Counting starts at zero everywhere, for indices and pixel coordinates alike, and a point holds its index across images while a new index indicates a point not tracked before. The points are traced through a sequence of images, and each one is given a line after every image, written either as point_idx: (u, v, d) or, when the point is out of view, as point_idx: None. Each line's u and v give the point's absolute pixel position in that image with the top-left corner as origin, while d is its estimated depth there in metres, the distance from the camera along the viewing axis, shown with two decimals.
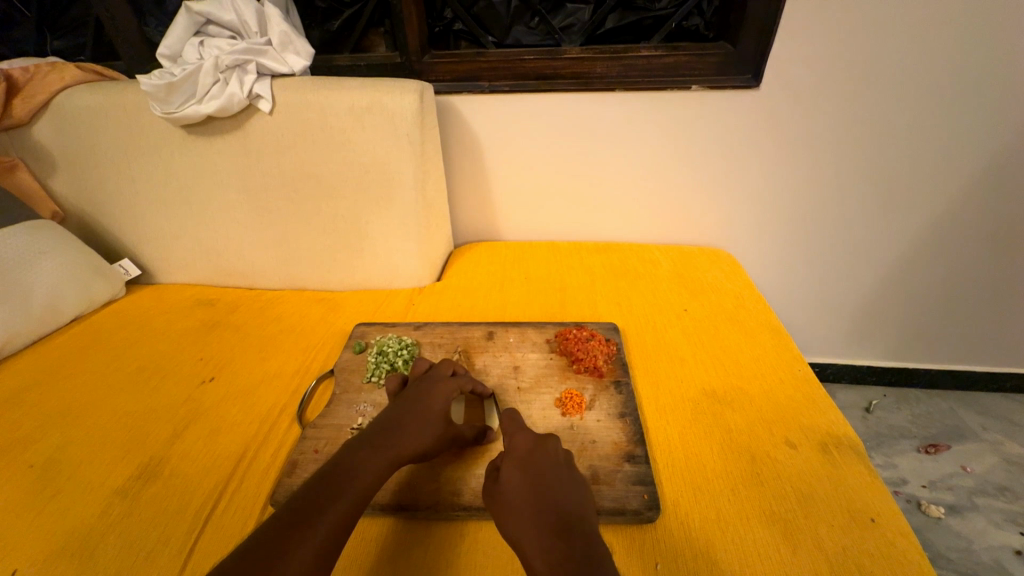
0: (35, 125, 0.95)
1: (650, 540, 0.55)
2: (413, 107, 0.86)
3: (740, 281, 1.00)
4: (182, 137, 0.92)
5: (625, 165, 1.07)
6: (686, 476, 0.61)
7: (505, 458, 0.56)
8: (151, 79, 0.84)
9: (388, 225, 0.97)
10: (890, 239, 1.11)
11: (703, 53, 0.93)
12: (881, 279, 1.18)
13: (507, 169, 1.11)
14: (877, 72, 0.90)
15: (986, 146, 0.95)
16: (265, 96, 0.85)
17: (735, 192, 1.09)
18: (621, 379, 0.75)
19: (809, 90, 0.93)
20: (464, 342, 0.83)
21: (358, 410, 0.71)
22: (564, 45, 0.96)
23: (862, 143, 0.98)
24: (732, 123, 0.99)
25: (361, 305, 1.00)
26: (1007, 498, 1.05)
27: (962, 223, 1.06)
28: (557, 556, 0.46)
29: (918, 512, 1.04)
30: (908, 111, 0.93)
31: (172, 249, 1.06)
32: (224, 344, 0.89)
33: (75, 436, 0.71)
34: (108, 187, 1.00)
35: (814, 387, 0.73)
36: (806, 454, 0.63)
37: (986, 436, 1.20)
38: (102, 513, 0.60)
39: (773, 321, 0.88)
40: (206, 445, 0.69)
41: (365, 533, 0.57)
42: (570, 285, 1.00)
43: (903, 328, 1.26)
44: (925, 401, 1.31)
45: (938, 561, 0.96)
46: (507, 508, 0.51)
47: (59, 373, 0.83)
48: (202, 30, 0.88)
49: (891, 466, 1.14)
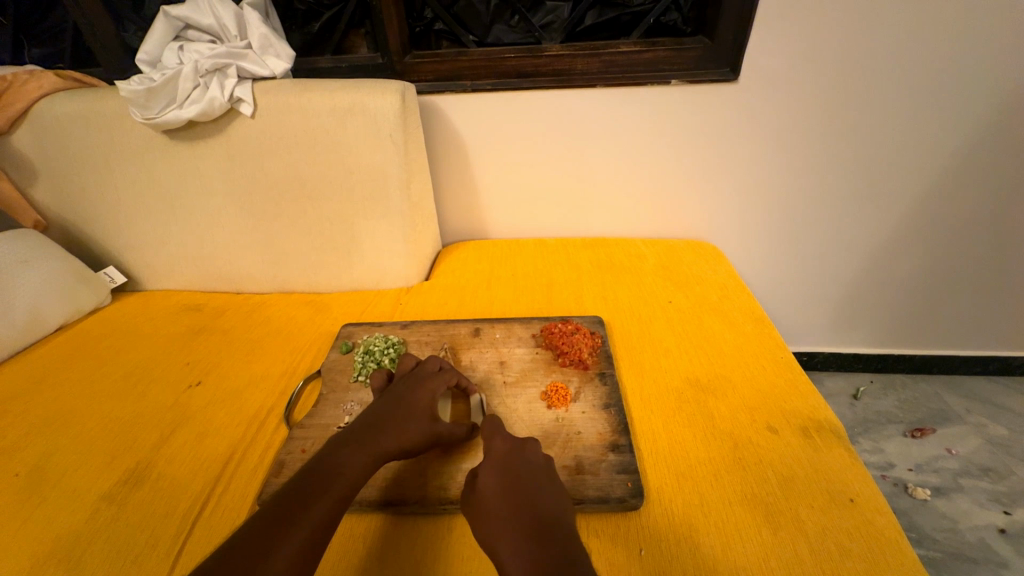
0: (13, 133, 0.95)
1: (635, 527, 0.56)
2: (395, 108, 0.87)
3: (725, 272, 1.01)
4: (164, 143, 0.92)
5: (608, 159, 1.08)
6: (670, 463, 0.62)
7: (481, 463, 0.54)
8: (130, 85, 0.83)
9: (374, 225, 0.97)
10: (874, 226, 1.12)
11: (681, 48, 0.94)
12: (866, 267, 1.20)
13: (492, 167, 1.11)
14: (855, 63, 0.91)
15: (970, 129, 0.96)
16: (246, 100, 0.86)
17: (719, 184, 1.10)
18: (606, 370, 0.76)
19: (789, 82, 0.95)
20: (451, 340, 0.83)
21: (346, 409, 0.71)
22: (545, 42, 0.96)
23: (845, 131, 1.00)
24: (713, 118, 1.00)
25: (350, 305, 1.00)
26: (990, 478, 1.08)
27: (944, 210, 1.08)
28: (526, 553, 0.45)
29: (904, 494, 1.06)
30: (891, 97, 0.95)
31: (158, 254, 1.05)
32: (211, 348, 0.89)
33: (62, 443, 0.71)
34: (91, 194, 0.99)
35: (796, 373, 0.75)
36: (787, 438, 0.64)
37: (970, 418, 1.23)
38: (89, 519, 0.60)
39: (758, 311, 0.89)
40: (194, 448, 0.69)
41: (353, 530, 0.57)
42: (556, 281, 1.01)
43: (890, 315, 1.28)
44: (911, 387, 1.33)
45: (923, 542, 0.98)
46: (481, 513, 0.50)
47: (45, 381, 0.83)
48: (181, 35, 0.88)
49: (878, 450, 1.16)
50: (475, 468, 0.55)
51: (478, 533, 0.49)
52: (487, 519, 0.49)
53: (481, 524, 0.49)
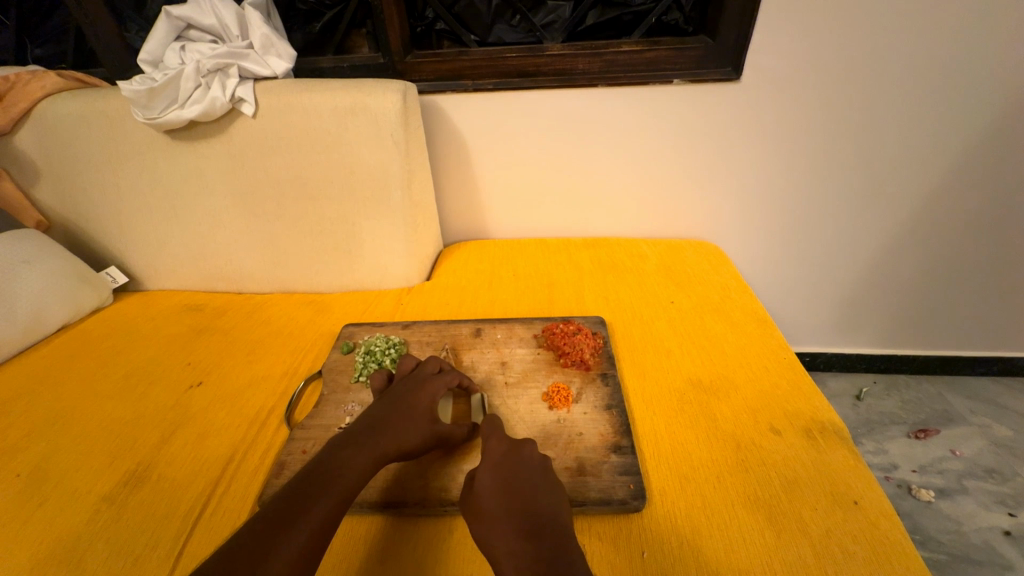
0: (17, 133, 0.95)
1: (636, 529, 0.55)
2: (396, 107, 0.86)
3: (727, 272, 1.01)
4: (166, 142, 0.92)
5: (609, 159, 1.08)
6: (673, 466, 0.62)
7: (479, 465, 0.54)
8: (132, 85, 0.83)
9: (375, 225, 0.97)
10: (879, 226, 1.12)
11: (683, 47, 0.93)
12: (870, 267, 1.19)
13: (493, 167, 1.11)
14: (858, 63, 0.91)
15: (976, 128, 0.96)
16: (247, 100, 0.86)
17: (722, 183, 1.09)
18: (607, 371, 0.75)
19: (792, 81, 0.94)
20: (452, 340, 0.83)
21: (346, 410, 0.71)
22: (546, 41, 0.96)
23: (849, 131, 0.99)
24: (716, 117, 1.00)
25: (351, 306, 1.00)
26: (995, 479, 1.07)
27: (949, 210, 1.07)
28: (527, 556, 0.44)
29: (908, 496, 1.06)
30: (895, 97, 0.94)
31: (159, 254, 1.05)
32: (213, 348, 0.89)
33: (63, 443, 0.71)
34: (93, 194, 0.99)
35: (800, 374, 0.74)
36: (790, 440, 0.64)
37: (974, 419, 1.22)
38: (90, 520, 0.60)
39: (761, 312, 0.89)
40: (195, 449, 0.69)
41: (353, 532, 0.57)
42: (558, 281, 1.01)
43: (894, 315, 1.27)
44: (915, 387, 1.32)
45: (928, 544, 0.97)
46: (481, 515, 0.49)
47: (47, 381, 0.83)
48: (183, 35, 0.88)
49: (882, 452, 1.16)
50: (473, 470, 0.55)
51: (477, 536, 0.49)
52: (486, 522, 0.49)
53: (480, 526, 0.49)
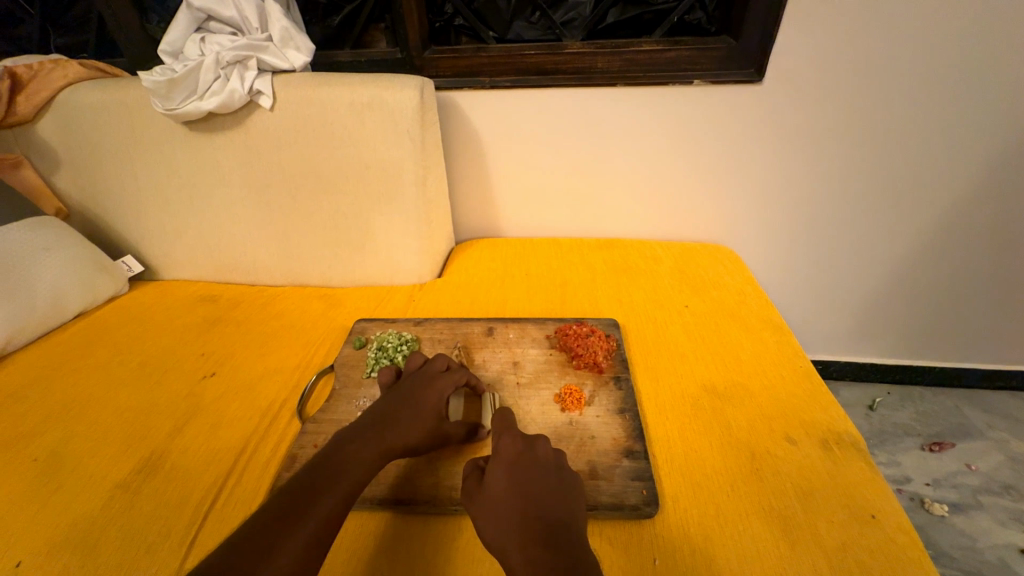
0: (38, 123, 0.96)
1: (647, 536, 0.55)
2: (413, 103, 0.86)
3: (741, 278, 0.99)
4: (183, 133, 0.92)
5: (625, 159, 1.07)
6: (686, 473, 0.61)
7: (491, 461, 0.54)
8: (152, 75, 0.83)
9: (389, 220, 0.97)
10: (896, 235, 1.10)
11: (704, 48, 0.92)
12: (887, 276, 1.17)
13: (508, 165, 1.10)
14: (882, 69, 0.89)
15: (1002, 139, 0.93)
16: (265, 92, 0.86)
17: (739, 187, 1.08)
18: (621, 375, 0.75)
19: (814, 86, 0.92)
20: (464, 338, 0.83)
21: (358, 405, 0.71)
22: (565, 39, 0.95)
23: (869, 137, 0.97)
24: (735, 120, 0.98)
25: (363, 300, 1.00)
26: (1011, 496, 1.04)
27: (971, 221, 1.05)
28: (539, 561, 0.44)
29: (920, 510, 1.04)
30: (919, 105, 0.92)
31: (175, 245, 1.06)
32: (226, 339, 0.89)
33: (78, 430, 0.72)
34: (111, 183, 1.00)
35: (816, 383, 0.73)
36: (807, 450, 0.63)
37: (991, 434, 1.19)
38: (104, 506, 0.61)
39: (776, 319, 0.87)
40: (207, 439, 0.69)
41: (363, 527, 0.57)
42: (571, 282, 1.00)
43: (910, 325, 1.25)
44: (930, 399, 1.30)
45: (940, 559, 0.95)
46: (492, 513, 0.49)
47: (63, 367, 0.84)
48: (203, 27, 0.88)
49: (895, 464, 1.13)
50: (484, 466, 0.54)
51: (488, 535, 0.49)
52: (497, 522, 0.48)
53: (491, 525, 0.49)
